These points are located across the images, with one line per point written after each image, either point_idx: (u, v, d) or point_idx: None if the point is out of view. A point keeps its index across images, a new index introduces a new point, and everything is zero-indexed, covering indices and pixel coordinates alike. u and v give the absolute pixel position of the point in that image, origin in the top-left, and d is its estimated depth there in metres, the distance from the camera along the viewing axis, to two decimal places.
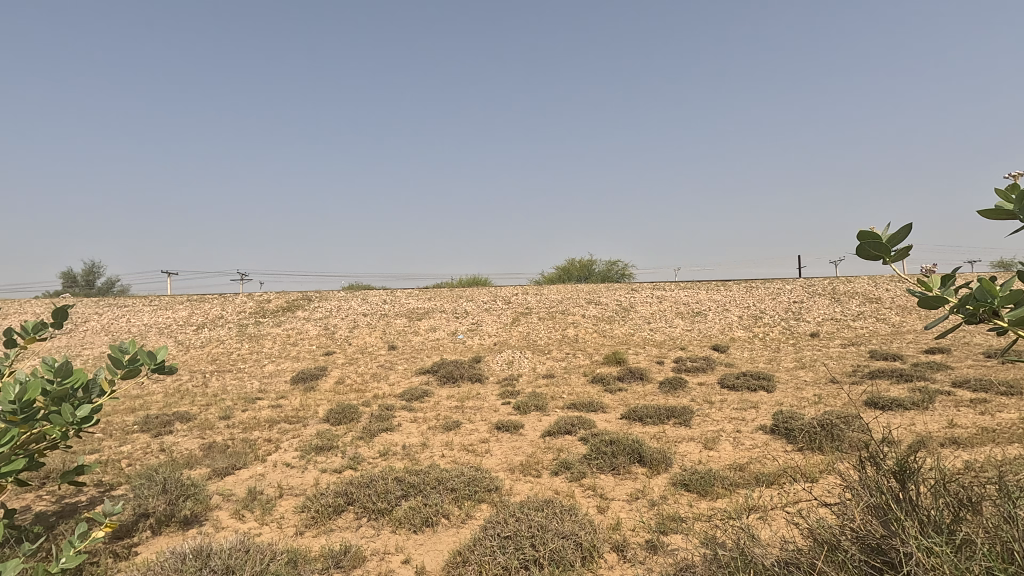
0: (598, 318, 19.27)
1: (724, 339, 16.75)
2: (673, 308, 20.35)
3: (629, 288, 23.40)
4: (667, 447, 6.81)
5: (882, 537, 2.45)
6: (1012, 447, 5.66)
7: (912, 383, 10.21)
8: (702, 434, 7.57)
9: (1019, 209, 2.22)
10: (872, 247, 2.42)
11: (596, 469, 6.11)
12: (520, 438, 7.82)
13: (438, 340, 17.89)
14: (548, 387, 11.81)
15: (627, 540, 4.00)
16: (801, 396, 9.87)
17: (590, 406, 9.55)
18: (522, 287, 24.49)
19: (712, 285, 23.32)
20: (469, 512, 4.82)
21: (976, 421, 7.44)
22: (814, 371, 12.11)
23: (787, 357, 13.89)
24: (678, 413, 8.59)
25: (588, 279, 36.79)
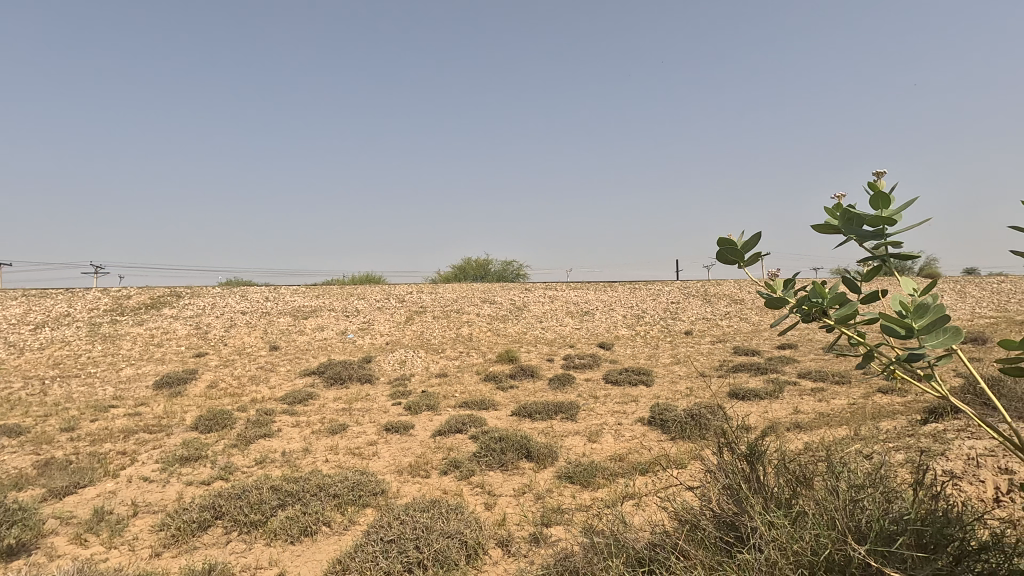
0: (492, 317, 19.52)
1: (609, 337, 17.70)
2: (563, 307, 21.16)
3: (522, 287, 23.94)
4: (554, 441, 7.06)
5: (735, 514, 2.70)
6: (840, 429, 6.56)
7: (767, 375, 11.47)
8: (587, 427, 7.94)
9: (842, 224, 2.59)
10: (728, 253, 2.68)
11: (485, 466, 6.17)
12: (409, 439, 7.69)
13: (326, 339, 17.09)
14: (441, 386, 11.75)
15: (512, 534, 4.08)
16: (675, 389, 10.70)
17: (482, 404, 9.63)
18: (417, 285, 24.12)
19: (600, 285, 24.59)
20: (353, 518, 4.64)
21: (815, 408, 8.53)
22: (687, 366, 13.20)
23: (665, 354, 14.99)
24: (564, 408, 8.93)
25: (485, 278, 37.12)
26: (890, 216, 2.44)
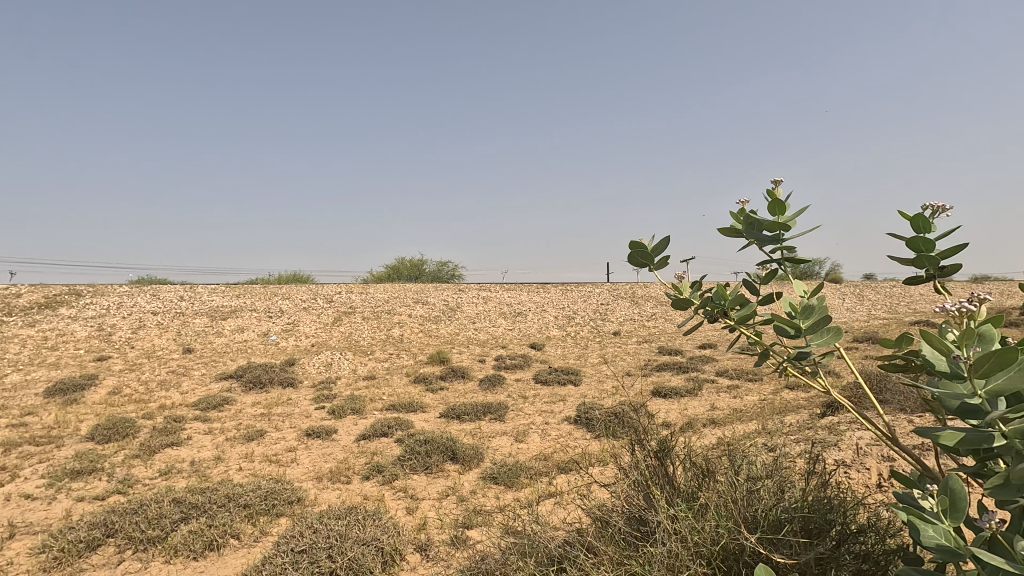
0: (424, 318, 19.27)
1: (541, 337, 17.95)
2: (496, 308, 21.24)
3: (456, 288, 23.81)
4: (480, 443, 7.05)
5: (644, 509, 2.77)
6: (750, 423, 6.98)
7: (687, 374, 12.03)
8: (514, 427, 8.00)
9: (743, 230, 2.73)
10: (639, 255, 2.76)
11: (409, 469, 6.07)
12: (332, 443, 7.44)
13: (247, 341, 16.23)
14: (368, 389, 11.45)
15: (431, 538, 4.02)
16: (601, 388, 10.99)
17: (410, 406, 9.47)
18: (347, 285, 23.42)
19: (533, 287, 24.91)
20: (264, 528, 4.41)
21: (728, 404, 9.03)
22: (614, 366, 13.60)
23: (593, 354, 15.37)
24: (493, 409, 8.95)
25: (419, 279, 36.60)
26: (785, 222, 2.60)
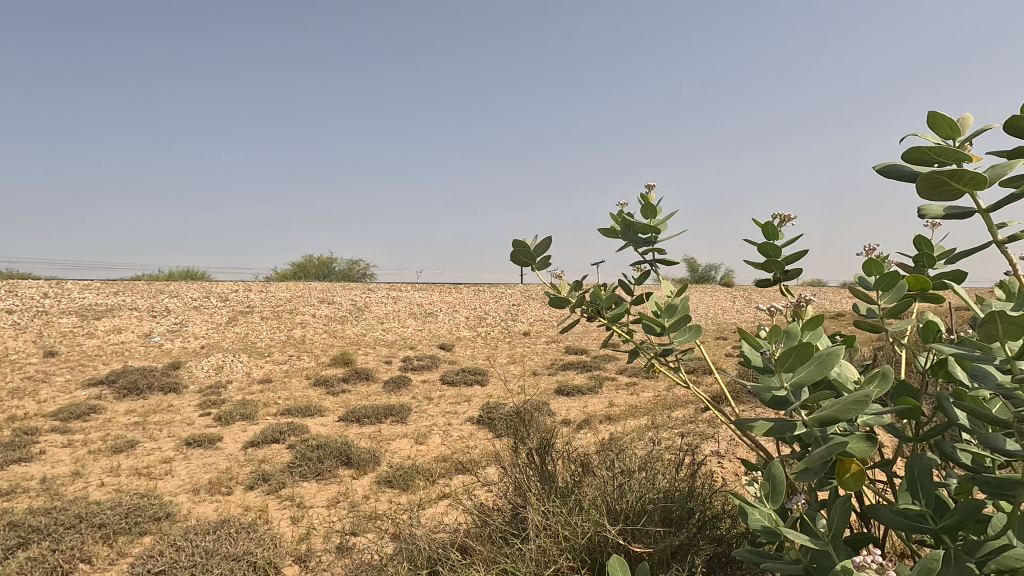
0: (330, 318, 18.48)
1: (451, 337, 17.84)
2: (407, 308, 20.83)
3: (364, 287, 23.08)
4: (379, 446, 6.84)
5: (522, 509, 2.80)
6: (642, 419, 7.32)
7: (590, 372, 12.44)
8: (416, 429, 7.85)
9: (620, 231, 2.80)
10: (521, 253, 2.75)
11: (299, 476, 5.76)
12: (215, 452, 6.91)
13: (124, 343, 14.71)
14: (262, 393, 10.77)
15: (312, 548, 3.82)
16: (507, 388, 11.09)
17: (307, 410, 9.01)
18: (245, 283, 21.93)
19: (445, 288, 24.71)
20: (123, 549, 3.98)
21: (626, 401, 9.43)
22: (521, 366, 13.78)
23: (502, 354, 15.50)
24: (396, 411, 8.72)
25: (327, 278, 35.08)
26: (656, 225, 2.69)
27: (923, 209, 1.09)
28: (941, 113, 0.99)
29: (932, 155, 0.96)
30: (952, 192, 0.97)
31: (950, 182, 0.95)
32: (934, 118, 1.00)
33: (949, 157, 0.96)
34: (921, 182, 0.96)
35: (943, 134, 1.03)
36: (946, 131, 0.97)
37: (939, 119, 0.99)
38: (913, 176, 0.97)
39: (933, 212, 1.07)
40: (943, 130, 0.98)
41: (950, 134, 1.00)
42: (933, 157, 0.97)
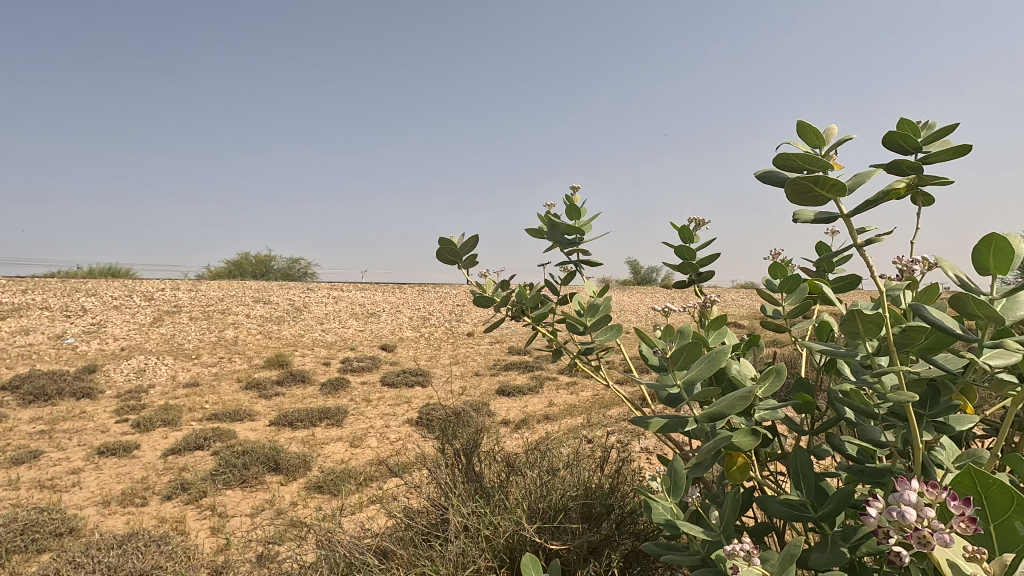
0: (265, 318, 17.76)
1: (393, 338, 17.54)
2: (348, 308, 20.31)
3: (303, 287, 22.34)
4: (311, 450, 6.62)
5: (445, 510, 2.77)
6: (579, 418, 7.45)
7: (532, 372, 12.55)
8: (352, 432, 7.66)
9: (545, 230, 2.77)
10: (446, 251, 2.66)
11: (222, 484, 5.49)
12: (131, 461, 6.48)
13: (32, 345, 13.57)
14: (188, 397, 10.21)
15: (230, 559, 3.64)
16: (448, 389, 11.01)
17: (236, 415, 8.61)
18: (172, 281, 20.74)
19: (388, 288, 24.28)
20: (15, 568, 3.66)
21: (565, 401, 9.57)
22: (464, 366, 13.73)
23: (445, 355, 15.39)
24: (331, 413, 8.46)
25: (265, 277, 33.71)
26: (581, 225, 2.67)
27: (796, 213, 1.15)
28: (807, 122, 1.05)
29: (800, 162, 1.02)
30: (819, 198, 1.03)
31: (816, 188, 1.01)
32: (803, 127, 1.06)
33: (816, 164, 1.02)
34: (790, 188, 1.01)
35: (811, 142, 1.09)
36: (813, 139, 1.03)
37: (806, 128, 1.05)
38: (784, 181, 1.02)
39: (806, 216, 1.12)
40: (811, 139, 1.04)
41: (816, 142, 1.06)
42: (800, 164, 1.02)
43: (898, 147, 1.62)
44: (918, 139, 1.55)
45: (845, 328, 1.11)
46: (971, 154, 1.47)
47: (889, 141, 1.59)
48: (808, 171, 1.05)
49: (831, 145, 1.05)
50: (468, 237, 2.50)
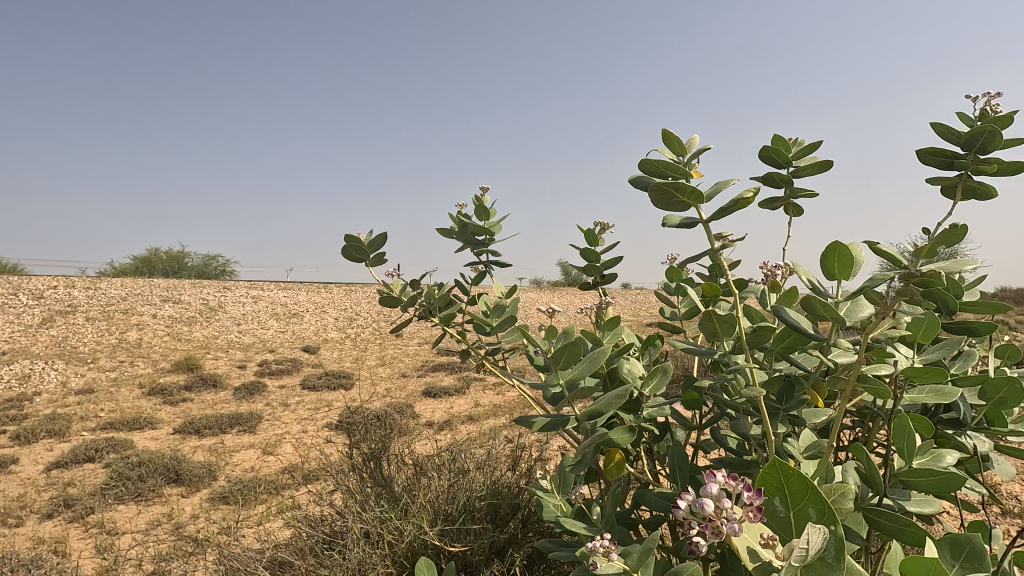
0: (174, 318, 16.58)
1: (317, 339, 16.90)
2: (268, 308, 19.36)
3: (219, 285, 21.07)
4: (219, 458, 6.24)
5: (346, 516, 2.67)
6: (503, 418, 7.49)
7: (460, 373, 12.50)
8: (265, 438, 7.29)
9: (455, 230, 2.71)
10: (351, 250, 2.54)
11: (113, 499, 5.06)
12: (5, 478, 5.83)
13: None
14: (80, 405, 9.33)
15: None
16: (372, 391, 10.74)
17: (135, 423, 7.97)
18: (66, 279, 18.91)
19: (312, 287, 23.38)
20: None
21: (491, 401, 9.60)
22: (390, 368, 13.45)
23: (371, 356, 15.01)
24: (243, 419, 8.01)
25: (177, 275, 31.47)
26: (491, 226, 2.64)
27: (665, 218, 1.20)
28: (670, 130, 1.10)
29: (662, 169, 1.06)
30: (681, 204, 1.08)
31: (677, 194, 1.06)
32: (667, 136, 1.11)
33: (676, 172, 1.06)
34: (652, 193, 1.05)
35: (674, 151, 1.15)
36: (675, 146, 1.08)
37: (670, 136, 1.10)
38: (647, 187, 1.06)
39: (673, 221, 1.17)
40: (674, 147, 1.09)
41: (678, 150, 1.11)
42: (662, 170, 1.06)
43: (772, 161, 1.76)
44: (789, 153, 1.69)
45: (706, 328, 1.18)
46: (831, 169, 1.63)
47: (765, 155, 1.72)
48: (670, 178, 1.10)
49: (692, 154, 1.11)
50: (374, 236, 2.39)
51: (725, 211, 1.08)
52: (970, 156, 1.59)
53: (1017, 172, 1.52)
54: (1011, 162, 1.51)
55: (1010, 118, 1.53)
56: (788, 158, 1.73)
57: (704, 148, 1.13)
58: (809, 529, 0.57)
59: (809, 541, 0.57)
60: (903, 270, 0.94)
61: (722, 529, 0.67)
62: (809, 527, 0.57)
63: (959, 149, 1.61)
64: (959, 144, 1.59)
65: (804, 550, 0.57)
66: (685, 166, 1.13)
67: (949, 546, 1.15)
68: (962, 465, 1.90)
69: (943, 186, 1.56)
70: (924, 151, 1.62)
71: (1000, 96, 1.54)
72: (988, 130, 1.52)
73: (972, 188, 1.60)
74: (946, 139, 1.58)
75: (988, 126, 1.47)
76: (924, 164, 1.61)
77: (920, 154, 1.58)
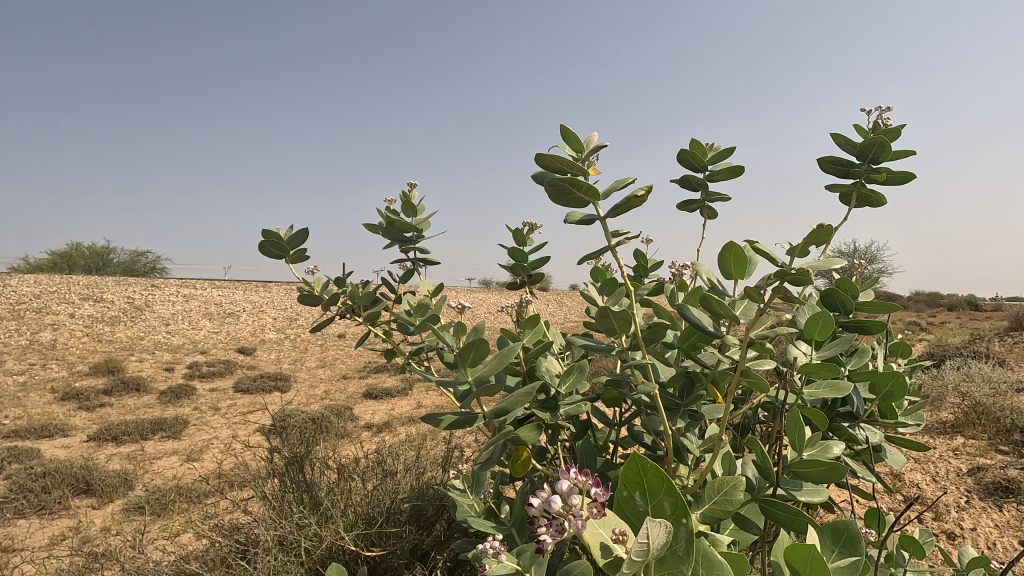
0: (95, 318, 15.49)
1: (253, 340, 16.20)
2: (201, 307, 18.42)
3: (147, 283, 19.87)
4: (137, 466, 5.86)
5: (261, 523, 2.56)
6: None
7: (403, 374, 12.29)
8: (191, 444, 6.91)
9: (383, 227, 2.61)
10: (270, 246, 2.41)
11: (12, 513, 4.66)
12: None
13: None
14: None
15: None
16: (311, 393, 10.40)
17: (43, 431, 7.37)
18: None
19: (250, 286, 22.43)
20: None
21: (434, 403, 9.48)
22: (331, 369, 13.06)
23: (311, 357, 14.53)
24: (167, 425, 7.56)
25: (100, 271, 29.41)
26: (419, 223, 2.58)
27: (566, 215, 1.21)
28: (567, 127, 1.11)
29: (558, 163, 1.06)
30: (579, 200, 1.09)
31: (573, 190, 1.06)
32: (565, 133, 1.13)
33: (573, 167, 1.07)
34: (549, 187, 1.05)
35: (573, 149, 1.16)
36: (572, 143, 1.09)
37: (566, 132, 1.11)
38: (543, 182, 1.06)
39: (573, 218, 1.19)
40: (571, 144, 1.11)
41: (576, 147, 1.13)
42: (558, 165, 1.06)
43: (690, 166, 1.75)
44: (704, 156, 1.69)
45: (604, 325, 1.20)
46: (742, 174, 1.65)
47: (681, 157, 1.72)
48: (568, 174, 1.10)
49: (589, 150, 1.12)
50: (294, 233, 2.27)
51: (620, 208, 1.10)
52: (864, 166, 1.66)
53: (904, 182, 1.60)
54: (899, 172, 1.57)
55: (899, 132, 1.60)
56: (703, 161, 1.74)
57: (602, 146, 1.14)
58: (648, 519, 0.56)
59: (651, 533, 0.56)
60: (779, 268, 0.98)
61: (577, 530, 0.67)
62: (646, 518, 0.56)
63: (855, 158, 1.69)
64: (855, 154, 1.66)
65: (645, 544, 0.56)
66: (584, 163, 1.14)
67: (829, 532, 1.22)
68: (858, 456, 2.03)
69: (837, 193, 1.62)
70: (824, 159, 1.72)
71: (891, 110, 1.61)
72: (879, 141, 1.59)
73: (866, 196, 1.66)
74: (844, 148, 1.64)
75: (877, 137, 1.53)
76: (823, 171, 1.71)
77: (820, 161, 1.69)
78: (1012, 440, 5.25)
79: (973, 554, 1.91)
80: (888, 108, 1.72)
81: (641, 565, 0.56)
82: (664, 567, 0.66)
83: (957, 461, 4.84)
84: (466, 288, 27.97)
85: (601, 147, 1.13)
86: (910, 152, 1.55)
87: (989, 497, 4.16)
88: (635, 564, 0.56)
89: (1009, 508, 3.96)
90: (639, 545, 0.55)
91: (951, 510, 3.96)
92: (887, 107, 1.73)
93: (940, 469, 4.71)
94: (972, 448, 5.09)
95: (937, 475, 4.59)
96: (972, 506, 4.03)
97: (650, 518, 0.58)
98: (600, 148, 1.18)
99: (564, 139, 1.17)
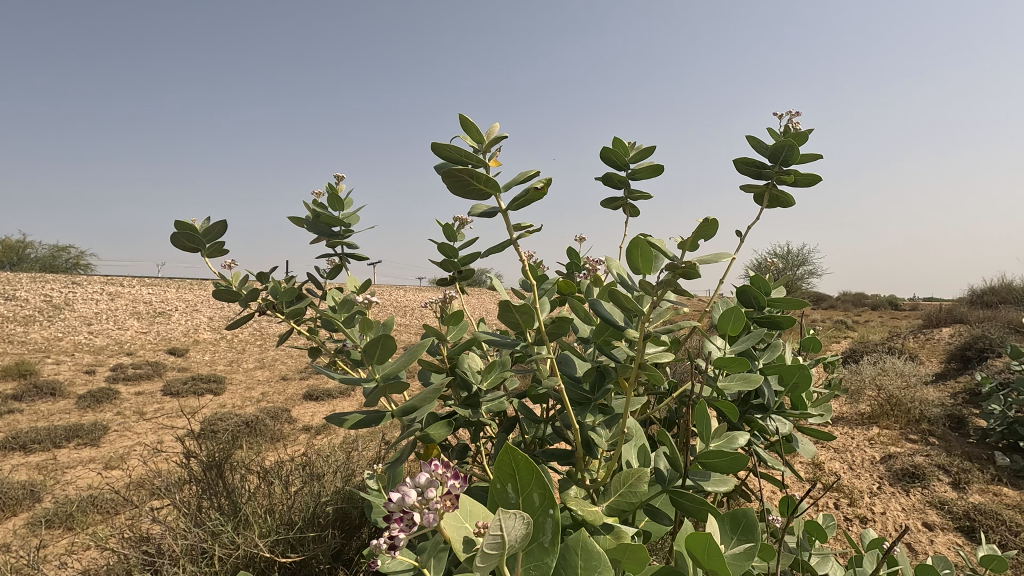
0: (6, 318, 14.26)
1: (186, 340, 15.35)
2: (129, 306, 17.31)
3: (66, 281, 18.45)
4: (45, 476, 5.41)
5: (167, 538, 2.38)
6: None
7: None
8: (110, 452, 6.46)
9: (313, 224, 2.51)
10: (183, 238, 2.09)
11: None
12: None
13: None
14: None
15: None
16: (247, 396, 9.96)
17: None
18: None
19: (182, 284, 21.20)
20: None
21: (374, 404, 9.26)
22: (269, 370, 12.54)
23: (249, 358, 13.91)
24: (85, 431, 7.04)
25: (14, 267, 27.12)
26: (346, 216, 2.49)
27: (471, 207, 1.23)
28: (467, 118, 1.16)
29: (457, 153, 1.07)
30: (479, 191, 1.11)
31: (473, 181, 1.07)
32: (465, 123, 1.18)
33: (469, 158, 1.08)
34: (447, 176, 1.06)
35: (473, 140, 1.20)
36: (471, 134, 1.15)
37: (467, 123, 1.17)
38: (442, 171, 1.06)
39: (477, 210, 1.21)
40: (470, 135, 1.16)
41: (476, 138, 1.18)
42: (457, 155, 1.07)
43: (612, 162, 1.71)
44: (626, 154, 1.65)
45: (508, 318, 1.26)
46: (662, 173, 1.60)
47: (603, 155, 1.67)
48: (468, 164, 1.12)
49: (488, 142, 1.18)
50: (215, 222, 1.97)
51: (520, 200, 1.13)
52: (775, 168, 1.61)
53: (812, 184, 1.54)
54: (807, 174, 1.53)
55: (808, 134, 1.56)
56: (625, 160, 1.69)
57: (502, 138, 1.20)
58: (503, 512, 0.60)
59: (505, 525, 0.60)
60: (671, 263, 1.02)
61: (427, 518, 0.71)
62: (500, 511, 0.59)
63: (767, 159, 1.63)
64: (767, 155, 1.60)
65: (498, 536, 0.60)
66: (484, 154, 1.19)
67: (729, 521, 1.27)
68: (771, 446, 2.08)
69: (746, 192, 1.55)
70: (739, 160, 1.65)
71: (800, 112, 1.58)
72: (788, 142, 1.54)
73: (777, 197, 1.60)
74: (756, 149, 1.58)
75: (784, 137, 1.49)
76: (739, 172, 1.64)
77: (738, 164, 1.63)
78: (921, 429, 5.65)
79: (873, 537, 2.00)
80: (798, 112, 1.69)
81: (495, 559, 0.60)
82: (529, 560, 0.69)
83: (872, 449, 5.17)
84: (415, 287, 27.58)
85: (500, 139, 1.19)
86: (819, 153, 1.52)
87: (898, 483, 4.45)
88: (490, 555, 0.60)
89: (916, 493, 4.25)
90: (490, 538, 0.59)
91: (865, 496, 4.21)
92: (797, 111, 1.70)
93: (856, 457, 5.00)
94: (885, 437, 5.45)
95: (853, 463, 4.89)
96: (883, 491, 4.30)
97: (508, 511, 0.62)
98: (502, 140, 1.23)
99: (464, 130, 1.21)
